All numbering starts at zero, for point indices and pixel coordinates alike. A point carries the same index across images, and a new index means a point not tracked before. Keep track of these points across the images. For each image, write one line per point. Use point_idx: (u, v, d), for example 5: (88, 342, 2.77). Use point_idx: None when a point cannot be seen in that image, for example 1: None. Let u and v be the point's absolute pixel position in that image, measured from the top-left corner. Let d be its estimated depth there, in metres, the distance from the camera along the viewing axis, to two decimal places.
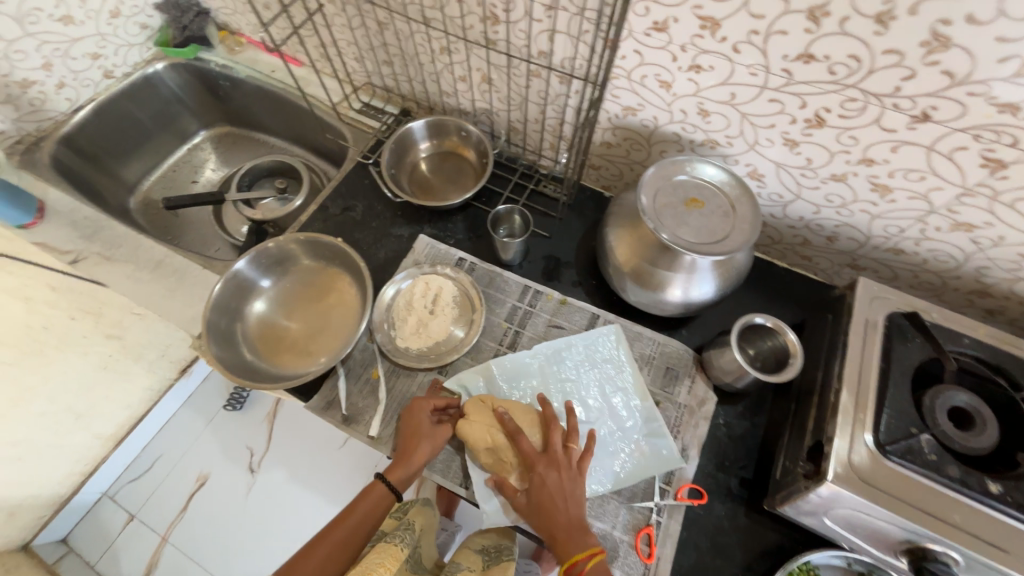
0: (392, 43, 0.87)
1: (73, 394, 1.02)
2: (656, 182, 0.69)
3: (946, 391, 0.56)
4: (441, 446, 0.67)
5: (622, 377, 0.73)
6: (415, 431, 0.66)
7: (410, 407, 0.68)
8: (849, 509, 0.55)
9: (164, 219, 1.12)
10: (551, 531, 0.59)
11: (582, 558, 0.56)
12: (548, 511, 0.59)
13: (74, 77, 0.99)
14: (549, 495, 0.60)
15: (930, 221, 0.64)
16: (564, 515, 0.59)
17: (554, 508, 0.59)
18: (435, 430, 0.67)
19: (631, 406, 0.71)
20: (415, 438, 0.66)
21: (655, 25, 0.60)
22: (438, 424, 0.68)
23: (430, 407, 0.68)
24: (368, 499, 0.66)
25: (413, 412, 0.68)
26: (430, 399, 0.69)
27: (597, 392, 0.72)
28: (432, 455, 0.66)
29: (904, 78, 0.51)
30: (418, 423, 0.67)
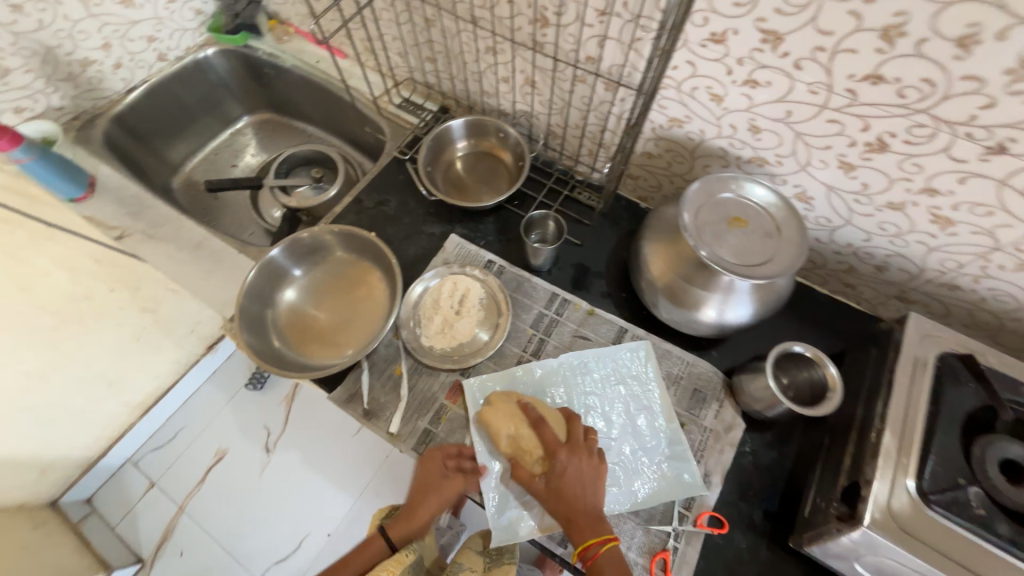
0: (437, 40, 0.86)
1: (108, 363, 1.06)
2: (698, 198, 0.66)
3: (996, 442, 0.52)
4: (449, 502, 0.64)
5: (647, 397, 0.71)
6: (423, 486, 0.65)
7: (424, 457, 0.67)
8: (883, 557, 0.52)
9: (203, 200, 1.15)
10: (568, 517, 0.59)
11: (596, 543, 0.56)
12: (567, 498, 0.59)
13: (130, 58, 1.03)
14: (568, 481, 0.60)
15: (993, 258, 0.60)
16: (583, 502, 0.59)
17: (574, 495, 0.59)
18: (443, 481, 0.64)
19: (656, 425, 0.69)
20: (423, 493, 0.64)
21: (713, 37, 0.58)
22: (450, 473, 0.65)
23: (443, 455, 0.67)
24: (367, 550, 0.66)
25: (425, 462, 0.66)
26: (445, 449, 0.67)
27: (622, 408, 0.71)
28: (437, 511, 0.64)
29: (982, 106, 0.48)
30: (430, 477, 0.65)
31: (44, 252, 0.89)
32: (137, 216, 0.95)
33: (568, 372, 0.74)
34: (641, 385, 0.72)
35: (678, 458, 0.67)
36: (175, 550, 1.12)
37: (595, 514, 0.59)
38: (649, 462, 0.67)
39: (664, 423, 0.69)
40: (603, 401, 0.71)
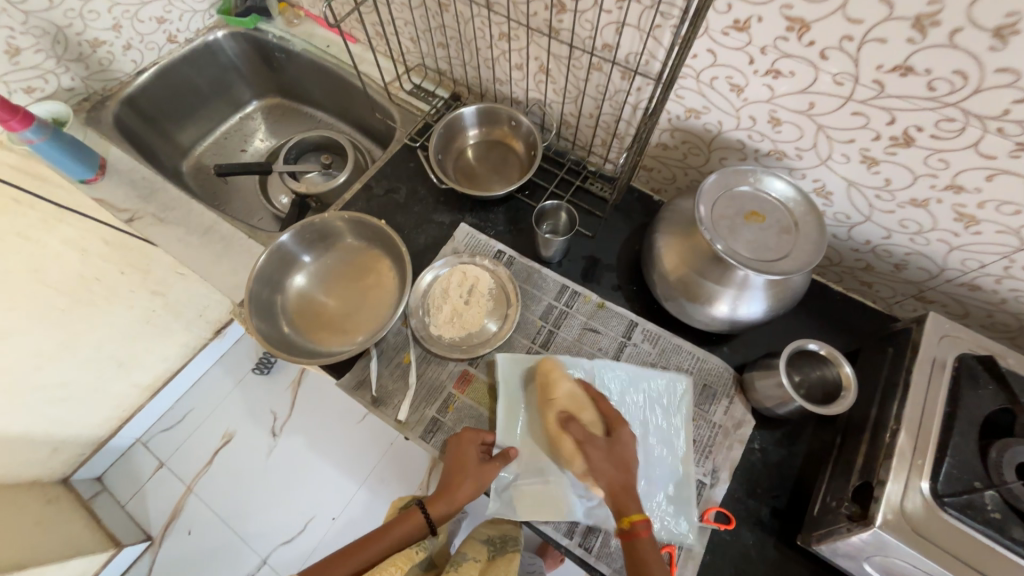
0: (450, 25, 0.85)
1: (118, 346, 1.07)
2: (715, 191, 0.65)
3: (1015, 446, 0.51)
4: (484, 486, 0.63)
5: (667, 395, 0.70)
6: (459, 466, 0.63)
7: (459, 436, 0.66)
8: (893, 558, 0.51)
9: (213, 184, 1.15)
10: (623, 486, 0.58)
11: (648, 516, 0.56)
12: (627, 466, 0.59)
13: (140, 40, 1.02)
14: (628, 452, 0.61)
15: (1017, 259, 0.59)
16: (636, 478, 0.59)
17: (630, 466, 0.60)
18: (482, 466, 0.63)
19: (672, 423, 0.68)
20: (459, 474, 0.63)
21: (736, 24, 0.56)
22: (484, 460, 0.64)
23: (480, 440, 0.66)
24: (402, 527, 0.63)
25: (463, 443, 0.65)
26: (482, 433, 0.66)
27: (642, 403, 0.69)
28: (472, 495, 0.62)
29: (1016, 100, 0.46)
30: (464, 458, 0.64)
31: (56, 233, 0.90)
32: (149, 199, 0.93)
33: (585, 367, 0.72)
34: (656, 382, 0.70)
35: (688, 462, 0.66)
36: (184, 529, 1.14)
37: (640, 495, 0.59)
38: (659, 459, 0.66)
39: (681, 426, 0.68)
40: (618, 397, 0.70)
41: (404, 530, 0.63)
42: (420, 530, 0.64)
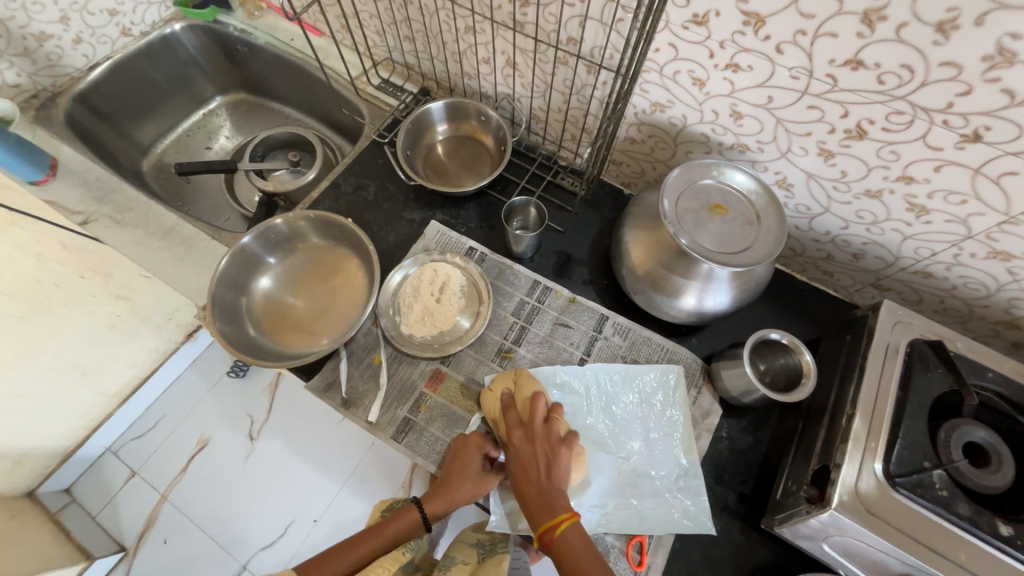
0: (415, 19, 0.83)
1: (80, 353, 1.03)
2: (679, 185, 0.66)
3: (961, 425, 0.55)
4: (481, 492, 0.63)
5: (663, 377, 0.72)
6: (461, 468, 0.64)
7: (464, 439, 0.66)
8: (849, 538, 0.53)
9: (176, 183, 1.11)
10: (524, 500, 0.59)
11: (542, 532, 0.56)
12: (519, 480, 0.60)
13: (91, 33, 0.97)
14: (519, 467, 0.61)
15: (965, 247, 0.61)
16: (534, 489, 0.59)
17: (525, 479, 0.60)
18: (483, 475, 0.64)
19: (646, 401, 0.71)
20: (460, 475, 0.63)
21: (695, 18, 0.56)
22: (485, 469, 0.66)
23: (483, 450, 0.66)
24: (398, 523, 0.62)
25: (468, 448, 0.65)
26: (488, 443, 0.67)
27: (639, 393, 0.71)
28: (469, 498, 0.63)
29: (959, 93, 0.48)
30: (467, 461, 0.64)
31: None
32: (104, 200, 0.91)
33: (553, 373, 0.72)
34: (641, 369, 0.72)
35: (691, 439, 0.69)
36: (158, 538, 1.11)
37: (552, 498, 0.58)
38: (661, 447, 0.68)
39: (680, 407, 0.70)
40: (607, 388, 0.71)
41: (402, 526, 0.62)
42: (415, 527, 0.63)
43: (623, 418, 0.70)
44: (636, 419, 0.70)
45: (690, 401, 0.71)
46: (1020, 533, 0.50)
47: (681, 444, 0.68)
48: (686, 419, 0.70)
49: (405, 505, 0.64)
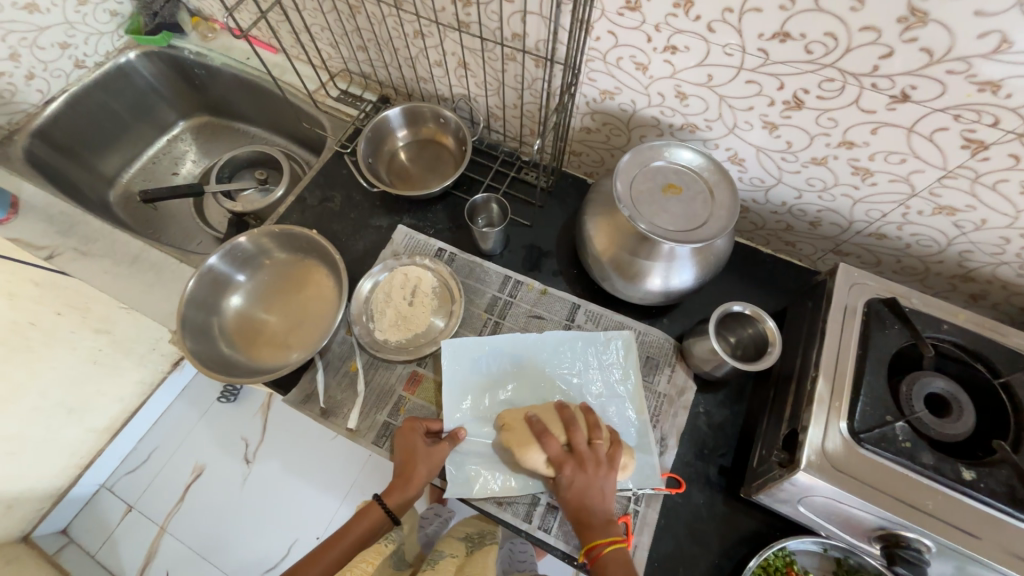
0: (365, 28, 0.84)
1: (62, 391, 1.03)
2: (632, 169, 0.67)
3: (920, 378, 0.56)
4: (437, 468, 0.64)
5: (614, 345, 0.74)
6: (408, 456, 0.64)
7: (402, 428, 0.66)
8: (825, 497, 0.54)
9: (145, 211, 1.11)
10: (575, 518, 0.59)
11: (599, 545, 0.56)
12: (573, 505, 0.58)
13: (44, 68, 0.97)
14: (582, 493, 0.58)
15: (912, 205, 0.62)
16: (589, 510, 0.58)
17: (582, 502, 0.58)
18: (430, 450, 0.64)
19: (602, 367, 0.73)
20: (410, 463, 0.64)
21: (628, 4, 0.58)
22: (433, 445, 0.65)
23: (425, 428, 0.67)
24: (364, 520, 0.64)
25: (406, 433, 0.65)
26: (426, 420, 0.67)
27: (593, 357, 0.73)
28: (427, 479, 0.64)
29: (882, 56, 0.49)
30: (411, 446, 0.64)
31: None
32: (69, 232, 0.90)
33: (512, 341, 0.74)
34: (592, 335, 0.74)
35: (640, 400, 0.70)
36: (159, 571, 1.09)
37: (598, 522, 0.58)
38: (613, 408, 0.70)
39: (631, 372, 0.72)
40: (560, 356, 0.73)
41: (366, 524, 0.64)
42: (384, 521, 0.65)
43: (573, 387, 0.71)
44: (586, 385, 0.71)
45: (639, 364, 0.73)
46: (982, 477, 0.52)
47: (630, 406, 0.70)
48: (637, 383, 0.72)
49: (366, 503, 0.65)
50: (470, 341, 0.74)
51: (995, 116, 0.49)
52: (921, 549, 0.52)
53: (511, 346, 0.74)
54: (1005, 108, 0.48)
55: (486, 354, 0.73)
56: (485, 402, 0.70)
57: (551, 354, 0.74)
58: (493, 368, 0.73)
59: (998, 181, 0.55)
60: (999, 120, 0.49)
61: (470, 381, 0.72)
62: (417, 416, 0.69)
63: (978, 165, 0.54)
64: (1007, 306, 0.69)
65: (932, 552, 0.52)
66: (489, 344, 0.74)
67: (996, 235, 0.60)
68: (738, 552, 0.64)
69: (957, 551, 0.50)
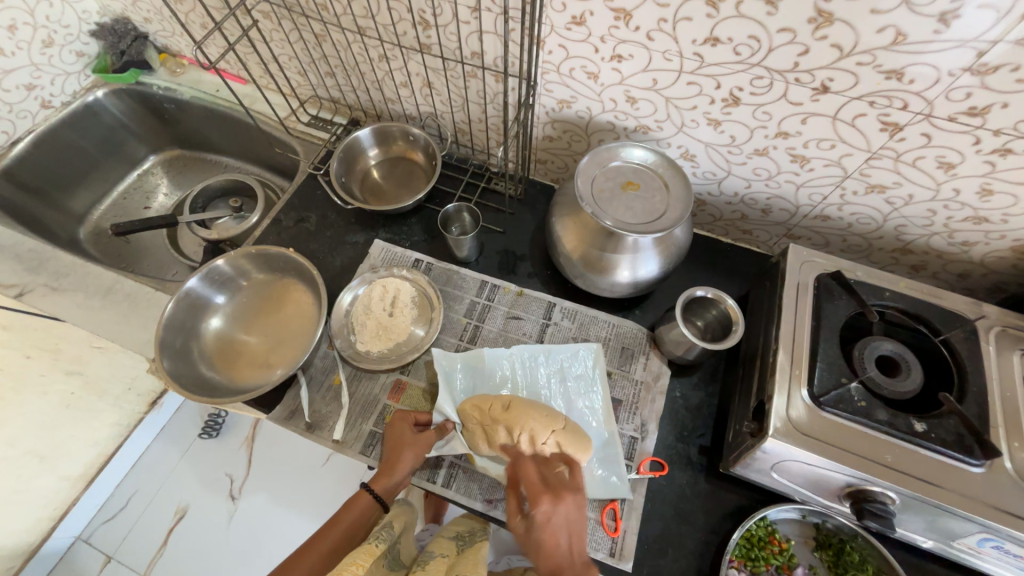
0: (331, 54, 0.88)
1: (33, 436, 0.99)
2: (593, 170, 0.72)
3: (870, 342, 0.61)
4: (424, 455, 0.66)
5: (581, 357, 0.75)
6: (396, 443, 0.66)
7: (391, 420, 0.69)
8: (796, 461, 0.58)
9: (116, 247, 1.10)
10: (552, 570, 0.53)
11: None
12: (552, 545, 0.54)
13: (9, 110, 0.97)
14: (554, 531, 0.55)
15: (847, 185, 0.68)
16: (564, 551, 0.54)
17: (559, 542, 0.54)
18: (416, 437, 0.67)
19: (576, 380, 0.74)
20: (398, 450, 0.66)
21: (574, 20, 0.63)
22: (420, 433, 0.68)
23: (412, 419, 0.69)
24: (354, 509, 0.65)
25: (394, 424, 0.68)
26: (413, 412, 0.70)
27: (560, 369, 0.74)
28: (414, 465, 0.65)
29: (800, 53, 0.55)
30: (398, 436, 0.67)
31: None
32: (37, 270, 0.90)
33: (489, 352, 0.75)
34: (558, 348, 0.75)
35: (609, 412, 0.72)
36: None
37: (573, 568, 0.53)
38: (586, 416, 0.72)
39: (597, 385, 0.73)
40: (536, 363, 0.75)
41: (356, 512, 0.65)
42: (372, 508, 0.66)
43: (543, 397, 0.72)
44: (555, 397, 0.73)
45: (614, 355, 0.77)
46: (933, 428, 0.56)
47: (601, 418, 0.71)
48: (603, 393, 0.73)
49: (355, 492, 0.66)
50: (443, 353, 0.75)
51: (904, 100, 0.55)
52: (886, 502, 0.56)
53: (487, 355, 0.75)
54: (911, 92, 0.54)
55: (462, 363, 0.74)
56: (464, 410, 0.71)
57: (520, 365, 0.74)
58: (477, 374, 0.74)
59: (916, 158, 0.61)
60: (908, 104, 0.55)
61: (447, 390, 0.72)
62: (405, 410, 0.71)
63: (897, 145, 0.60)
64: (945, 274, 0.75)
65: (897, 504, 0.56)
66: (462, 356, 0.75)
67: (924, 208, 0.66)
68: (723, 528, 0.66)
69: (918, 500, 0.54)
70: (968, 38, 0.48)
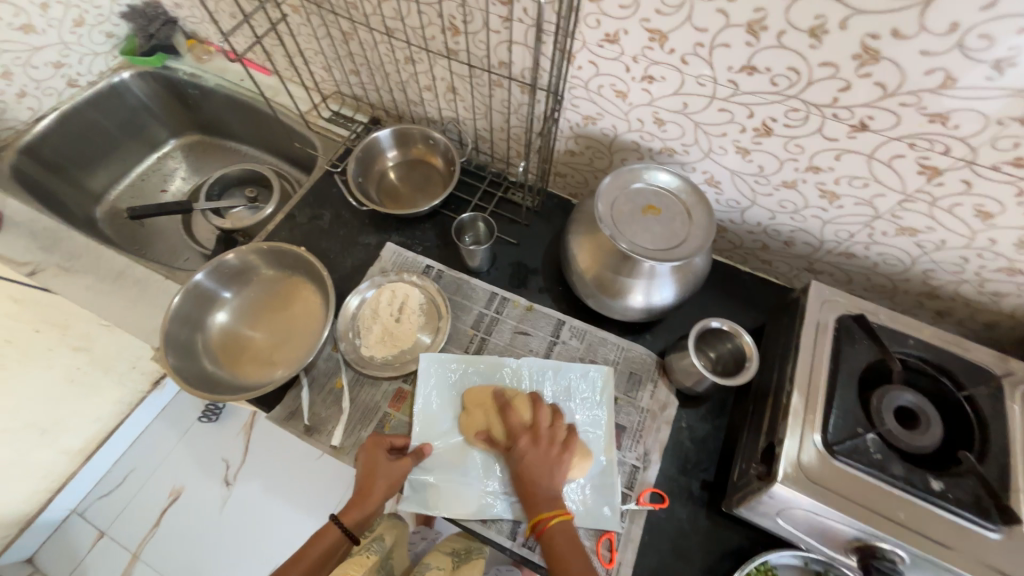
0: (357, 52, 0.87)
1: (36, 410, 1.00)
2: (613, 191, 0.70)
3: (891, 391, 0.58)
4: (398, 482, 0.64)
5: (590, 377, 0.74)
6: (369, 471, 0.64)
7: (366, 445, 0.67)
8: (803, 509, 0.56)
9: (131, 229, 1.11)
10: (525, 495, 0.61)
11: (545, 519, 0.59)
12: (525, 478, 0.62)
13: (36, 86, 0.99)
14: (528, 465, 0.62)
15: (877, 226, 0.66)
16: (537, 482, 0.61)
17: (533, 476, 0.61)
18: (390, 464, 0.65)
19: (582, 400, 0.72)
20: (371, 479, 0.64)
21: (607, 37, 0.61)
22: (396, 459, 0.66)
23: (387, 444, 0.67)
24: (321, 543, 0.64)
25: (368, 450, 0.66)
26: (389, 437, 0.68)
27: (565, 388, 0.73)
28: (387, 493, 0.64)
29: (841, 89, 0.53)
30: (372, 462, 0.65)
31: None
32: (50, 250, 0.95)
33: (496, 365, 0.75)
34: (567, 365, 0.75)
35: (610, 438, 0.70)
36: None
37: (546, 495, 0.61)
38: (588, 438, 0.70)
39: (602, 409, 0.72)
40: (534, 380, 0.74)
41: (323, 546, 0.63)
42: (340, 542, 0.64)
43: None
44: None
45: (622, 381, 0.75)
46: (949, 488, 0.53)
47: (602, 442, 0.70)
48: (608, 417, 0.71)
49: (322, 525, 0.64)
50: (447, 364, 0.74)
51: (946, 144, 0.53)
52: (895, 561, 0.54)
53: (492, 369, 0.74)
54: (954, 137, 0.52)
55: (460, 374, 0.74)
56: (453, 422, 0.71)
57: (525, 381, 0.74)
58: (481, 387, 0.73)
59: (953, 205, 0.58)
60: (950, 149, 0.53)
61: (439, 399, 0.72)
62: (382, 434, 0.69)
63: (934, 190, 0.58)
64: (971, 322, 0.72)
65: (907, 563, 0.53)
66: (467, 366, 0.74)
67: (956, 255, 0.64)
68: (720, 567, 0.64)
69: (929, 562, 0.52)
70: (1020, 87, 0.46)
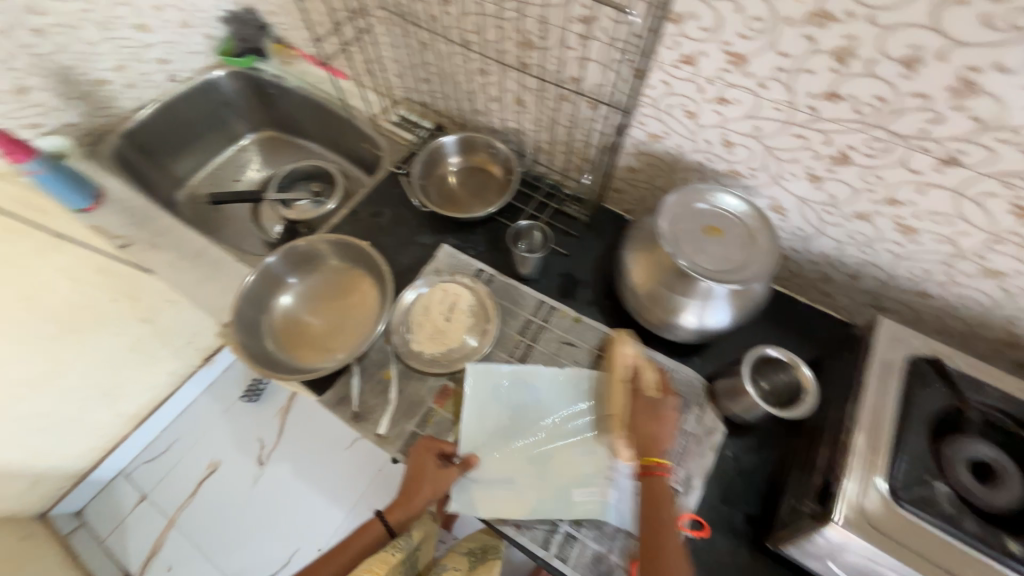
0: (432, 62, 0.92)
1: (106, 372, 1.08)
2: (675, 209, 0.70)
3: (965, 442, 0.55)
4: (441, 491, 0.66)
5: None
6: (417, 473, 0.67)
7: (417, 446, 0.69)
8: (860, 556, 0.52)
9: (205, 214, 1.19)
10: (649, 434, 0.65)
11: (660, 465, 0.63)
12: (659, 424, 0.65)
13: (141, 79, 1.09)
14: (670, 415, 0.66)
15: (957, 265, 0.63)
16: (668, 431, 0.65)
17: (667, 425, 0.65)
18: (437, 471, 0.67)
19: None
20: (417, 481, 0.67)
21: (684, 58, 0.62)
22: (444, 466, 0.68)
23: (437, 449, 0.69)
24: (363, 536, 0.69)
25: (419, 452, 0.68)
26: (440, 442, 0.69)
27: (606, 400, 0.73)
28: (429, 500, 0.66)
29: (931, 121, 0.52)
30: (420, 466, 0.67)
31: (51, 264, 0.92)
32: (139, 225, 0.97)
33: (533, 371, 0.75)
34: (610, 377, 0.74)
35: None
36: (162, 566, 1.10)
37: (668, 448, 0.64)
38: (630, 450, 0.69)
39: None
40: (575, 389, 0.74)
41: (366, 539, 0.68)
42: (382, 538, 0.69)
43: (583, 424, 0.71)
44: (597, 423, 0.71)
45: None
46: None
47: None
48: None
49: (368, 518, 0.70)
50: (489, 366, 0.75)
51: None
52: None
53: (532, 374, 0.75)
54: None
55: (501, 377, 0.74)
56: (492, 422, 0.71)
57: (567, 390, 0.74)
58: (523, 392, 0.74)
59: None
60: None
61: (479, 399, 0.73)
62: (435, 436, 0.72)
63: None
64: None
65: None
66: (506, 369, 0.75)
67: None
68: None
69: None
70: None
